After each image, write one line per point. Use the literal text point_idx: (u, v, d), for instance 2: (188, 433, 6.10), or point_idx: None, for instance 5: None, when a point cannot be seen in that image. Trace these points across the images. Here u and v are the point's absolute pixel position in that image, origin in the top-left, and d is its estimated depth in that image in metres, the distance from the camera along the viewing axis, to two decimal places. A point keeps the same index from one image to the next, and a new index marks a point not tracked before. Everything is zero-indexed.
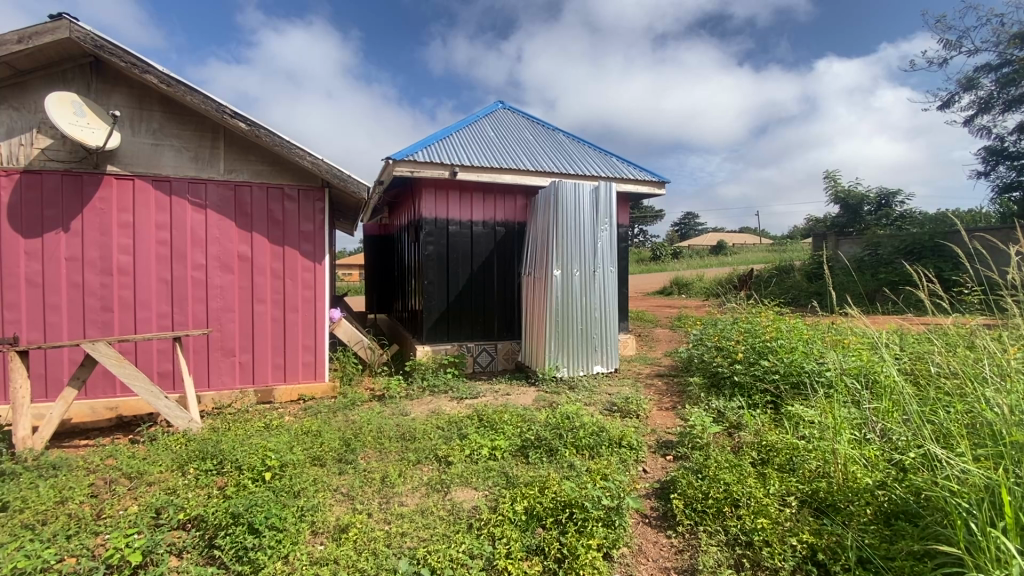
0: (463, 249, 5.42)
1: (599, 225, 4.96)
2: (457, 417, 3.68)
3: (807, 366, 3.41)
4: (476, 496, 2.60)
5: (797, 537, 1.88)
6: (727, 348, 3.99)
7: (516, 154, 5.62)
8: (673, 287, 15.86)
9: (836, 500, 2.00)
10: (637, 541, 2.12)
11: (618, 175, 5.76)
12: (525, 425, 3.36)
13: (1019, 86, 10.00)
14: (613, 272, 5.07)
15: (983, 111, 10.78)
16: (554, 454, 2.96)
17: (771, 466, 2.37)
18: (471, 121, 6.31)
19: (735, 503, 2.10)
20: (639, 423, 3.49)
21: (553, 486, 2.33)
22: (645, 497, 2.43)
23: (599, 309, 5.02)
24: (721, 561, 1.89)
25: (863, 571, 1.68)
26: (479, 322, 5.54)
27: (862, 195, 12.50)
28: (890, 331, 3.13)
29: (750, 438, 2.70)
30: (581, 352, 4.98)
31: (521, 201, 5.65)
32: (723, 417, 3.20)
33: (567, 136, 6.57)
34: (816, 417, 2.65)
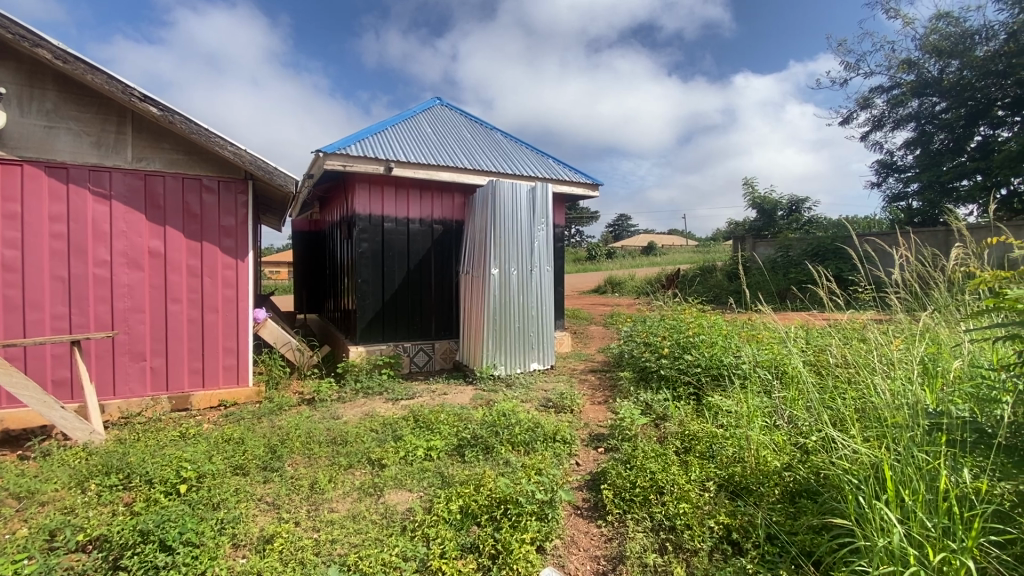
0: (398, 246, 5.31)
1: (536, 224, 5.05)
2: (391, 419, 3.60)
3: (725, 360, 3.65)
4: (411, 498, 2.56)
5: (714, 519, 1.99)
6: (655, 343, 4.19)
7: (453, 151, 5.57)
8: (606, 286, 16.44)
9: (749, 483, 2.14)
10: (569, 533, 2.16)
11: (554, 176, 5.87)
12: (462, 425, 3.35)
13: (906, 106, 11.25)
14: (549, 271, 5.18)
15: (876, 128, 12.06)
16: (489, 452, 2.97)
17: (692, 454, 2.51)
18: (407, 116, 6.20)
19: (659, 491, 2.21)
20: (572, 418, 3.59)
21: (488, 484, 2.34)
22: (577, 490, 2.49)
23: (536, 308, 5.10)
24: (646, 546, 1.97)
25: (771, 548, 1.82)
26: (415, 322, 5.45)
27: (775, 201, 13.57)
28: (797, 326, 3.41)
29: (674, 429, 2.85)
30: (519, 350, 5.03)
31: (459, 200, 5.61)
32: (650, 409, 3.36)
33: (504, 136, 6.62)
34: (732, 407, 2.85)
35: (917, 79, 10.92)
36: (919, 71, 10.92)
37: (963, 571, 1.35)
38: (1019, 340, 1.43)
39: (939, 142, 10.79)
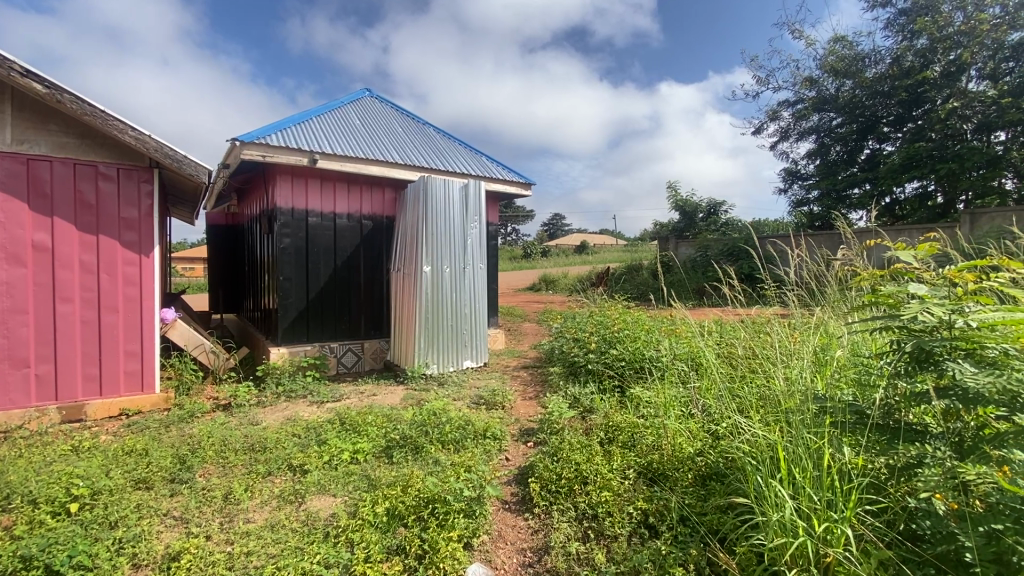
0: (324, 242, 5.10)
1: (468, 222, 5.05)
2: (315, 423, 3.45)
3: (647, 354, 3.84)
4: (335, 503, 2.47)
5: (633, 505, 2.09)
6: (582, 339, 4.32)
7: (383, 145, 5.43)
8: (541, 284, 16.71)
9: (665, 469, 2.27)
10: (496, 528, 2.18)
11: (487, 174, 5.88)
12: (390, 425, 3.28)
13: (808, 120, 12.38)
14: (482, 269, 5.20)
15: (783, 138, 13.18)
16: (419, 452, 2.92)
17: (615, 444, 2.63)
18: (334, 106, 5.96)
19: (583, 481, 2.29)
20: (503, 414, 3.62)
21: (415, 484, 2.31)
22: (505, 485, 2.52)
23: (468, 306, 5.09)
24: (570, 535, 2.04)
25: (683, 529, 1.93)
26: (343, 321, 5.26)
27: (696, 204, 14.42)
28: (711, 321, 3.66)
29: (599, 421, 2.96)
30: (451, 348, 4.99)
31: (389, 195, 5.47)
32: (577, 403, 3.47)
33: (437, 132, 6.55)
34: (652, 398, 3.01)
35: (818, 95, 12.03)
36: (819, 89, 12.01)
37: (842, 538, 1.51)
38: (892, 330, 1.61)
39: (835, 153, 11.95)
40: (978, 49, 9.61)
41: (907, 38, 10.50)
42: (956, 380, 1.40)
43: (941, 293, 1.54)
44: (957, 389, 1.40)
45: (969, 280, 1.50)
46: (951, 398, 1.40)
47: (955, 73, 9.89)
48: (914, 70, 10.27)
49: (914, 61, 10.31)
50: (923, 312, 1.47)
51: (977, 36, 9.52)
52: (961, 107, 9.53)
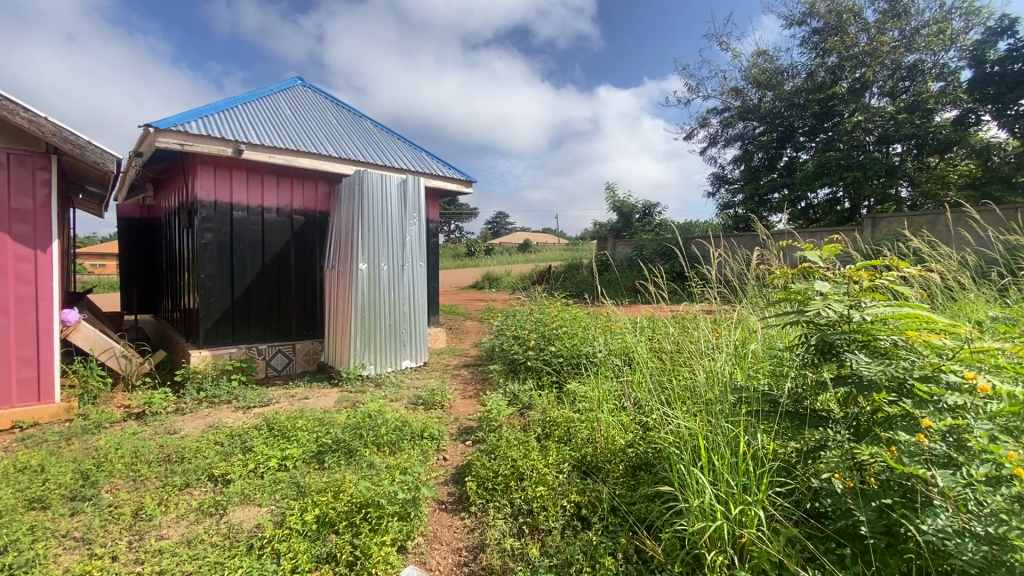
0: (251, 237, 4.82)
1: (407, 219, 4.96)
2: (240, 429, 3.25)
3: (583, 350, 3.93)
4: (260, 513, 2.34)
5: (566, 498, 2.13)
6: (522, 337, 4.37)
7: (316, 137, 5.21)
8: (484, 282, 16.69)
9: (598, 462, 2.34)
10: (432, 529, 2.15)
11: (426, 170, 5.79)
12: (323, 429, 3.15)
13: (734, 127, 13.16)
14: (421, 267, 5.12)
15: (711, 144, 13.94)
16: (352, 456, 2.82)
17: (551, 439, 2.68)
18: (262, 94, 5.64)
19: (520, 477, 2.31)
20: (441, 413, 3.58)
21: (348, 489, 2.23)
22: (442, 485, 2.49)
23: (407, 304, 5.00)
24: (506, 531, 2.05)
25: (612, 519, 2.00)
26: (273, 321, 5.00)
27: (632, 205, 14.94)
28: (644, 318, 3.81)
29: (536, 416, 3.00)
30: (389, 348, 4.87)
31: (323, 189, 5.25)
32: (516, 400, 3.49)
33: (374, 125, 6.36)
34: (587, 393, 3.08)
35: (743, 104, 12.79)
36: (743, 99, 12.78)
37: (755, 519, 1.62)
38: (801, 324, 1.73)
39: (757, 159, 12.80)
40: (879, 68, 10.61)
41: (819, 55, 11.40)
42: (854, 369, 1.53)
43: (842, 289, 1.68)
44: (854, 376, 1.53)
45: (864, 278, 1.65)
46: (849, 385, 1.53)
47: (860, 90, 10.86)
48: (825, 85, 11.17)
49: (825, 76, 11.21)
50: (825, 308, 1.61)
51: (878, 57, 10.50)
52: (865, 121, 10.55)
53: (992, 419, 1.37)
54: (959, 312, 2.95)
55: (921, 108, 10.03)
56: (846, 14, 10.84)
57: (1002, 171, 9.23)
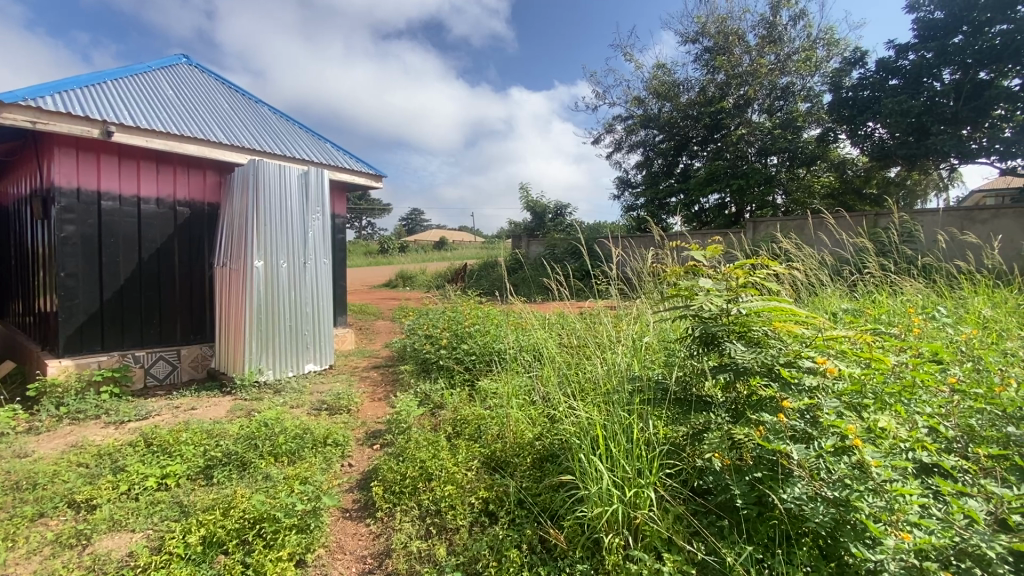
0: (124, 231, 4.28)
1: (309, 213, 4.71)
2: (110, 447, 2.88)
3: (495, 347, 3.98)
4: (134, 540, 2.09)
5: (475, 495, 2.14)
6: (435, 336, 4.31)
7: (204, 122, 4.74)
8: (398, 280, 16.29)
9: (507, 457, 2.37)
10: (334, 539, 2.05)
11: (331, 162, 5.50)
12: (212, 441, 2.88)
13: (636, 134, 13.99)
14: (325, 264, 4.88)
15: (617, 149, 14.72)
16: (246, 469, 2.62)
17: (462, 437, 2.68)
18: (138, 70, 5.02)
19: (428, 478, 2.28)
20: (348, 418, 3.43)
21: (239, 504, 2.07)
22: (346, 492, 2.39)
23: (310, 304, 4.74)
24: (413, 534, 2.01)
25: (519, 512, 2.03)
26: (152, 325, 4.49)
27: (545, 205, 15.36)
28: (554, 315, 3.94)
29: (447, 415, 2.98)
30: (290, 351, 4.57)
31: (212, 179, 4.80)
32: (427, 400, 3.44)
33: (273, 112, 5.94)
34: (498, 389, 3.12)
35: (644, 113, 13.63)
36: (645, 108, 13.59)
37: (647, 500, 1.73)
38: (688, 318, 1.88)
39: (657, 165, 13.72)
40: (759, 88, 11.80)
41: (710, 72, 12.45)
42: (732, 357, 1.69)
43: (722, 284, 1.85)
44: (732, 364, 1.69)
45: (741, 275, 1.83)
46: (728, 372, 1.69)
47: (744, 106, 12.01)
48: (715, 99, 12.23)
49: (715, 92, 12.25)
50: (708, 303, 1.76)
51: (758, 77, 11.67)
52: (748, 134, 11.70)
53: (838, 397, 1.59)
54: (819, 305, 3.38)
55: (792, 125, 11.23)
56: (731, 36, 11.93)
57: (854, 183, 10.86)
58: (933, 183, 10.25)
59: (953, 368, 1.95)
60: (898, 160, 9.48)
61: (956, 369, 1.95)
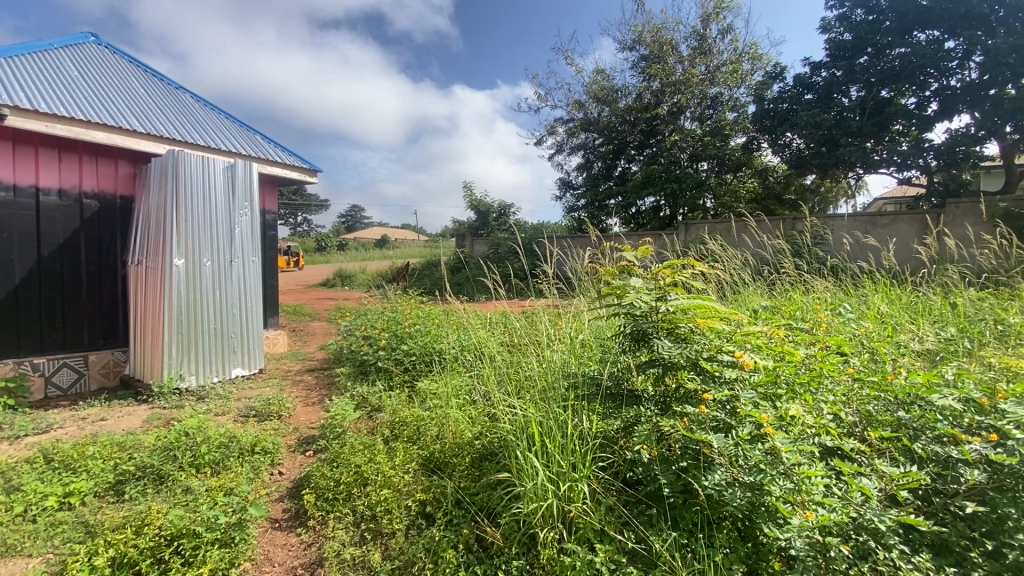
0: (20, 224, 3.86)
1: (236, 209, 4.47)
2: (3, 465, 2.58)
3: (435, 347, 3.93)
4: (29, 567, 1.88)
5: (411, 498, 2.12)
6: (373, 337, 4.20)
7: (116, 107, 4.36)
8: (336, 280, 15.72)
9: (444, 458, 2.35)
10: (261, 552, 1.95)
11: (261, 155, 5.22)
12: (125, 455, 2.66)
13: (577, 137, 14.31)
14: (254, 263, 4.67)
15: (558, 150, 14.98)
16: (163, 482, 2.43)
17: (400, 439, 2.63)
18: (37, 46, 4.53)
19: (363, 483, 2.23)
20: (278, 424, 3.27)
21: (155, 520, 1.92)
22: (275, 502, 2.28)
23: (237, 305, 4.49)
24: (347, 541, 1.95)
25: (456, 513, 2.02)
26: (54, 329, 4.07)
27: (488, 205, 15.37)
28: (495, 314, 3.95)
29: (385, 418, 2.92)
30: (215, 355, 4.30)
31: (125, 170, 4.43)
32: (365, 403, 3.35)
33: (196, 100, 5.56)
34: (437, 390, 3.08)
35: (584, 116, 13.96)
36: (585, 111, 13.91)
37: (581, 493, 1.78)
38: (621, 316, 1.94)
39: (597, 168, 14.10)
40: (691, 96, 12.40)
41: (646, 79, 12.94)
42: (660, 353, 1.76)
43: (652, 283, 1.93)
44: (661, 359, 1.77)
45: (669, 274, 1.91)
46: (658, 366, 1.76)
47: (677, 113, 12.58)
48: (650, 105, 12.72)
49: (650, 98, 12.75)
50: (639, 300, 1.83)
51: (690, 86, 12.26)
52: (680, 141, 12.28)
53: (754, 387, 1.70)
54: (742, 302, 3.61)
55: (721, 133, 11.90)
56: (665, 45, 12.46)
57: (776, 189, 11.61)
58: (843, 191, 11.19)
59: (854, 359, 2.13)
60: (813, 169, 10.28)
61: (857, 360, 2.14)
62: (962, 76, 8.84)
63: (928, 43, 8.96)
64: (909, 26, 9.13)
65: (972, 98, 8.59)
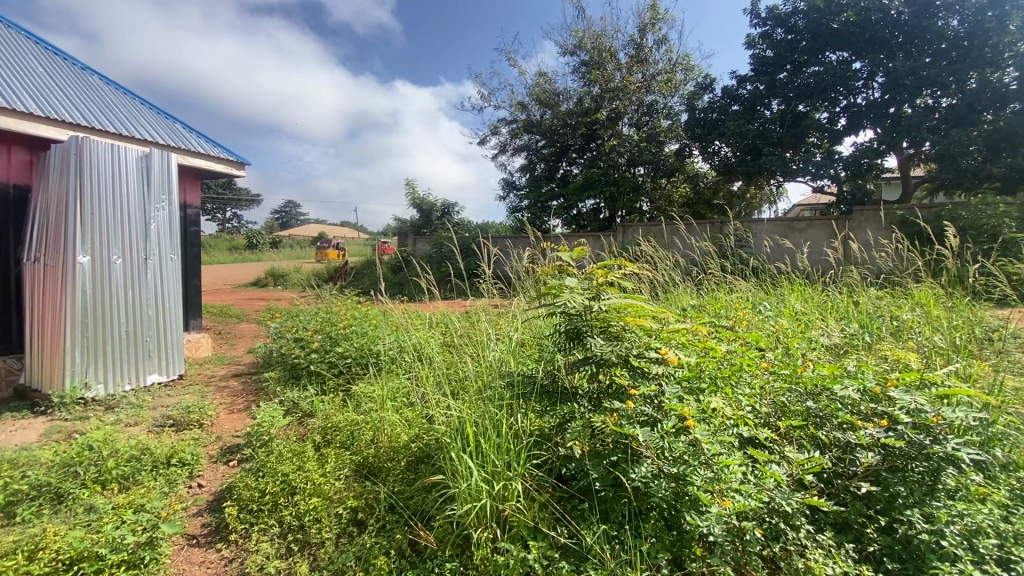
0: None
1: (151, 203, 4.14)
2: None
3: (372, 349, 3.83)
4: None
5: (342, 505, 2.06)
6: (305, 339, 4.03)
7: (9, 86, 3.91)
8: (269, 279, 14.93)
9: (378, 464, 2.30)
10: (176, 571, 1.82)
11: (181, 144, 4.87)
12: (17, 473, 2.38)
13: (520, 138, 14.43)
14: (172, 261, 4.34)
15: (501, 151, 15.05)
16: (63, 502, 2.20)
17: (332, 445, 2.54)
18: None
19: (291, 492, 2.14)
20: (199, 433, 3.06)
21: (50, 544, 1.73)
22: (193, 517, 2.14)
23: (154, 306, 4.16)
24: (272, 553, 1.86)
25: (389, 517, 1.99)
26: None
27: (431, 203, 15.17)
28: (435, 314, 3.91)
29: (317, 424, 2.81)
30: (127, 360, 3.96)
31: (20, 156, 3.98)
32: (295, 408, 3.20)
33: (105, 83, 5.10)
34: (373, 393, 3.00)
35: (527, 118, 14.09)
36: (528, 113, 14.04)
37: (515, 491, 1.79)
38: (556, 315, 1.97)
39: (539, 169, 14.28)
40: (628, 103, 12.85)
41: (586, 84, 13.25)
42: (593, 351, 1.81)
43: (586, 283, 1.97)
44: (593, 357, 1.82)
45: (602, 274, 1.96)
46: (591, 364, 1.80)
47: (616, 118, 12.98)
48: (591, 110, 13.04)
49: (591, 103, 13.07)
50: (573, 300, 1.87)
51: (628, 93, 12.69)
52: (619, 146, 12.68)
53: (679, 382, 1.78)
54: (673, 301, 3.78)
55: (656, 139, 12.41)
56: (605, 52, 12.81)
57: (705, 194, 12.37)
58: (765, 197, 12.00)
59: (769, 354, 2.29)
60: (739, 176, 10.94)
61: (772, 354, 2.29)
62: (866, 95, 9.73)
63: (838, 63, 9.80)
64: (823, 46, 9.92)
65: (875, 115, 9.48)
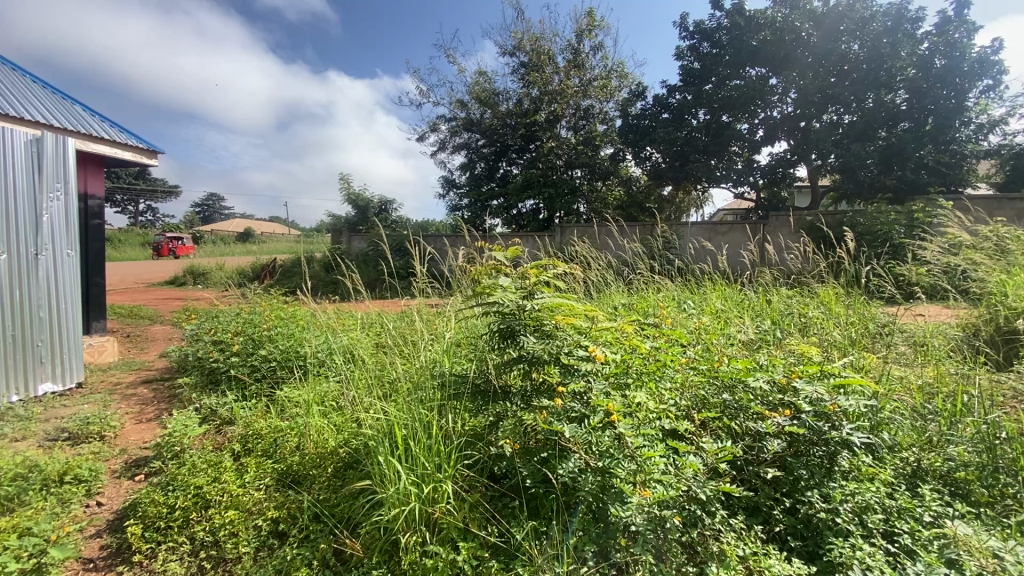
0: None
1: (44, 192, 3.73)
2: None
3: (299, 351, 3.65)
4: None
5: (262, 517, 1.95)
6: (225, 341, 3.79)
7: None
8: (187, 278, 13.84)
9: (302, 473, 2.21)
10: None
11: (82, 128, 4.42)
12: None
13: (459, 136, 14.34)
14: (69, 257, 3.93)
15: (440, 149, 14.89)
16: None
17: (252, 454, 2.40)
18: None
19: (205, 506, 2.00)
20: (100, 447, 2.78)
21: None
22: (90, 539, 1.94)
23: (46, 307, 3.73)
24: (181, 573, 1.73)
25: (313, 527, 1.90)
26: None
27: (367, 200, 14.72)
28: (368, 314, 3.80)
29: (236, 432, 2.65)
30: (13, 368, 3.51)
31: None
32: (212, 416, 3.00)
33: None
34: (298, 398, 2.87)
35: (466, 116, 14.03)
36: (467, 111, 13.99)
37: (445, 493, 1.78)
38: (491, 314, 1.97)
39: (478, 168, 14.25)
40: (566, 106, 13.13)
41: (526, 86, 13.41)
42: (525, 349, 1.83)
43: (520, 282, 1.97)
44: (526, 355, 1.83)
45: (535, 273, 1.98)
46: (523, 362, 1.82)
47: (554, 121, 13.22)
48: (529, 111, 13.21)
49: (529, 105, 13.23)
50: (506, 299, 1.88)
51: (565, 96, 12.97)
52: (557, 148, 12.92)
53: (606, 378, 1.84)
54: (605, 300, 3.91)
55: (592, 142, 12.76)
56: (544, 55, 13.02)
57: (638, 198, 12.89)
58: (692, 202, 12.68)
59: (690, 350, 2.42)
60: (669, 181, 11.48)
61: (692, 350, 2.43)
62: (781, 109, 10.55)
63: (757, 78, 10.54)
64: (743, 62, 10.63)
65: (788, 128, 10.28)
